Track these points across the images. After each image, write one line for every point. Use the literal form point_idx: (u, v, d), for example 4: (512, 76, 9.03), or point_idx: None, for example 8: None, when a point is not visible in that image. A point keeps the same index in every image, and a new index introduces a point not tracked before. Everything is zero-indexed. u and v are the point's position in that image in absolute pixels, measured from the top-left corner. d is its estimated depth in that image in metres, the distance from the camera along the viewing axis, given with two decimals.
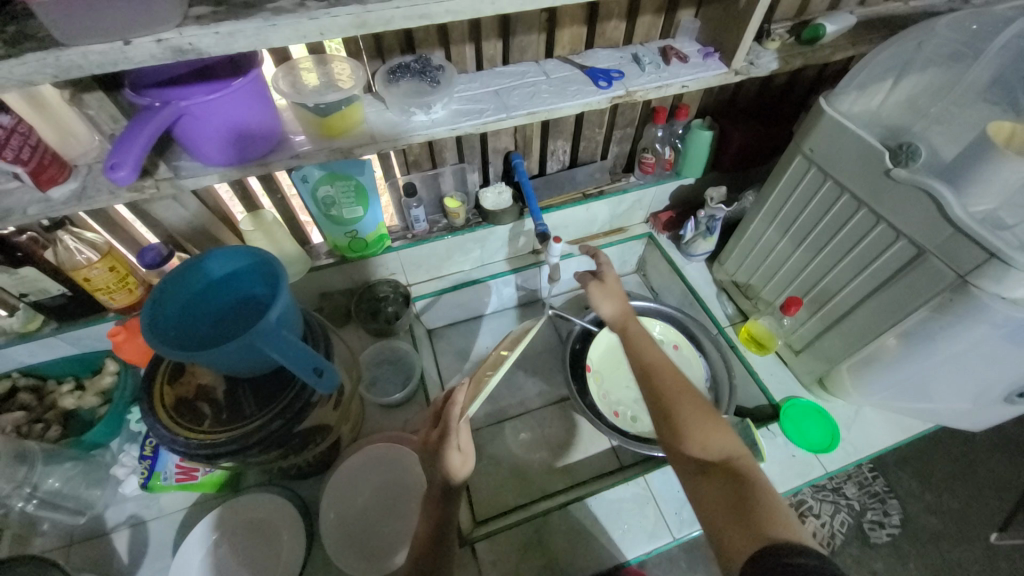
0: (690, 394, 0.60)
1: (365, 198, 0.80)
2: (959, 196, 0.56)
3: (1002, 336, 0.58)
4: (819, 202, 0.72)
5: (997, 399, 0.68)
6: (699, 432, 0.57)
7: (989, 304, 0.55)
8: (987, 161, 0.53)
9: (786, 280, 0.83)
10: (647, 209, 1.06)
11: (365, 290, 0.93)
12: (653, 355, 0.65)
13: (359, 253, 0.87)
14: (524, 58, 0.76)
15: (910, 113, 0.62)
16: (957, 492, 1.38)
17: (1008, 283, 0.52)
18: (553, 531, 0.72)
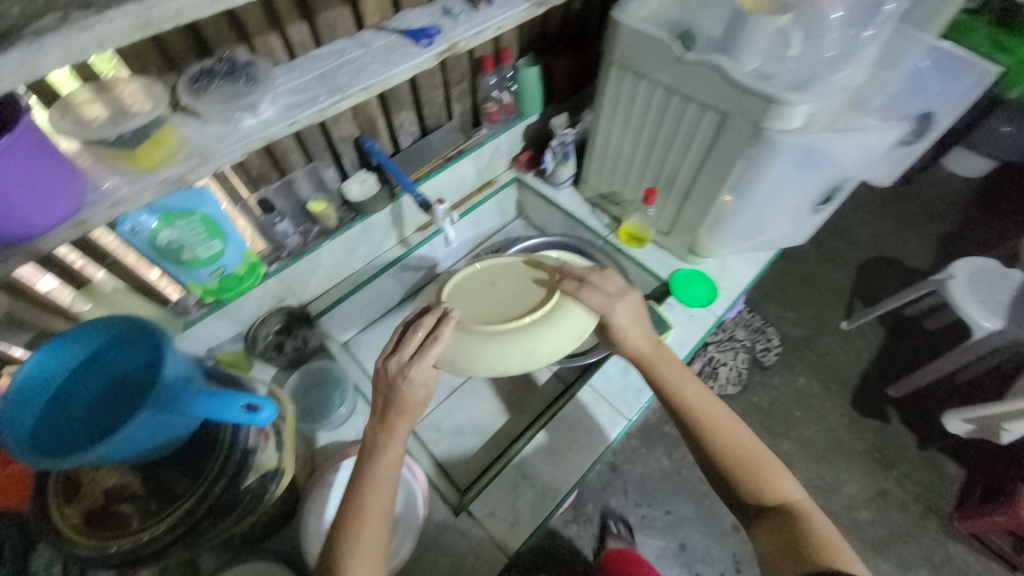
0: (745, 443, 0.68)
1: (219, 230, 0.72)
2: (737, 61, 0.68)
3: (795, 160, 0.75)
4: (645, 102, 0.81)
5: (808, 211, 0.88)
6: (762, 472, 0.66)
7: (779, 140, 0.70)
8: (748, 27, 0.65)
9: (640, 179, 0.95)
10: (507, 155, 1.11)
11: (258, 325, 0.85)
12: (707, 401, 0.71)
13: (235, 291, 0.79)
14: (338, 35, 0.73)
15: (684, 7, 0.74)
16: (806, 302, 1.91)
17: (784, 119, 0.66)
18: (532, 462, 0.77)
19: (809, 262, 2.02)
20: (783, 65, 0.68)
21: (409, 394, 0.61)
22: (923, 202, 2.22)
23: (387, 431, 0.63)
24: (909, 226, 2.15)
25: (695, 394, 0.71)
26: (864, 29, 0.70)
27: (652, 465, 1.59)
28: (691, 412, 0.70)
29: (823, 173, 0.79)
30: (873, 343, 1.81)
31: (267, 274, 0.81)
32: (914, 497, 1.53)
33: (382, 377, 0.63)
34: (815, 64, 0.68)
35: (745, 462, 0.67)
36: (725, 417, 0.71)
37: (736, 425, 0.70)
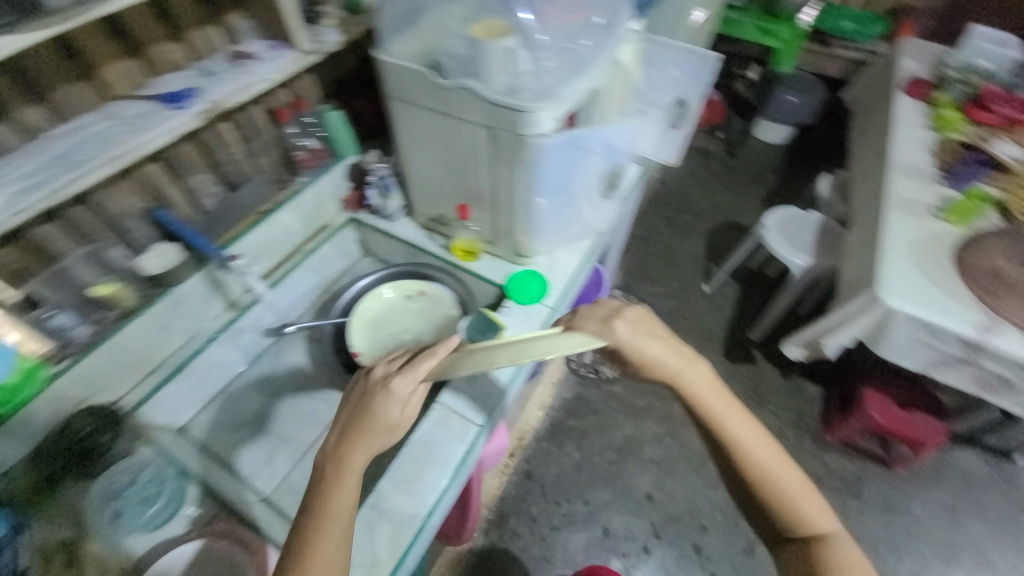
0: (787, 482, 0.69)
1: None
2: (483, 81, 0.76)
3: (564, 156, 0.86)
4: (428, 128, 0.88)
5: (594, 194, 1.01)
6: (801, 511, 0.68)
7: (539, 143, 0.79)
8: (478, 52, 0.74)
9: (452, 196, 1.00)
10: (335, 198, 1.11)
11: (61, 431, 0.76)
12: (752, 434, 0.69)
13: (10, 402, 0.70)
14: (82, 111, 0.70)
15: (433, 39, 0.81)
16: (671, 276, 2.13)
17: (533, 126, 0.75)
18: (387, 495, 0.76)
19: (667, 241, 2.27)
20: (526, 79, 0.77)
21: (388, 410, 0.64)
22: (746, 170, 2.58)
23: (337, 461, 0.62)
24: (740, 192, 2.48)
25: (742, 428, 0.69)
26: (583, 41, 0.84)
27: (563, 461, 1.64)
28: (729, 443, 0.69)
29: (594, 156, 0.92)
30: (730, 298, 2.05)
31: (53, 373, 0.74)
32: (788, 424, 1.73)
33: (364, 385, 0.68)
34: (549, 74, 0.78)
35: (788, 501, 0.68)
36: (771, 449, 0.70)
37: (782, 456, 0.70)
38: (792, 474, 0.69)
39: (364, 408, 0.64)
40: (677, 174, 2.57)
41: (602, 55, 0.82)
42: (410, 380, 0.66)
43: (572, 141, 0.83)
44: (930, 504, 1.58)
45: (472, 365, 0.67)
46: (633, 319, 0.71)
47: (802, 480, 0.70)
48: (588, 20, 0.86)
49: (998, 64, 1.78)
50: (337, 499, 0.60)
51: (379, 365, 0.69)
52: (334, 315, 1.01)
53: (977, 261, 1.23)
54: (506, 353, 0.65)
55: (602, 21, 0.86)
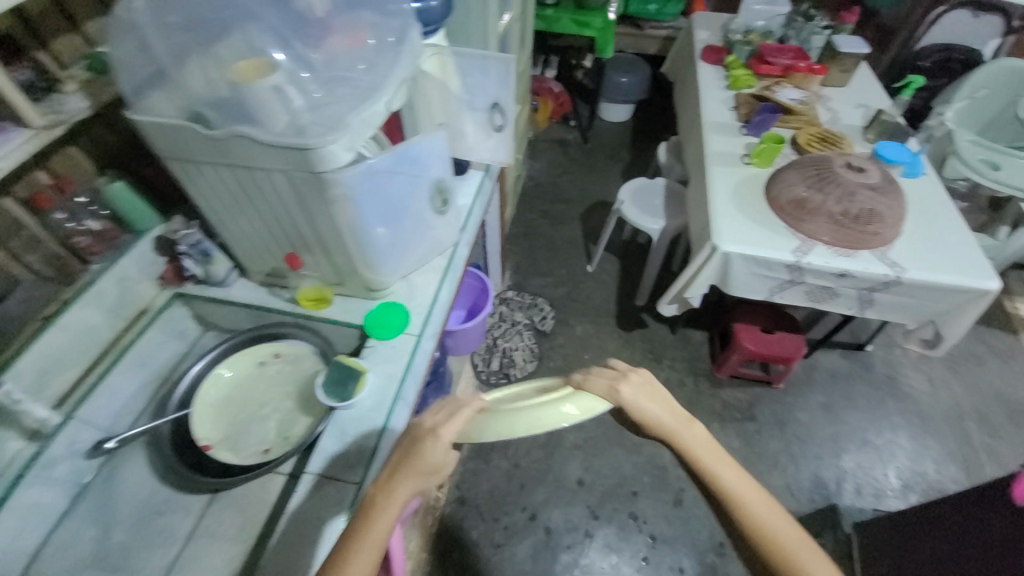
0: (786, 548, 0.63)
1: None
2: (260, 124, 0.70)
3: (376, 187, 0.82)
4: (225, 182, 0.80)
5: (436, 213, 0.99)
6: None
7: (342, 177, 0.75)
8: (243, 95, 0.68)
9: (278, 246, 0.92)
10: (148, 278, 0.97)
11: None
12: (740, 480, 0.66)
13: None
14: None
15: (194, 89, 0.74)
16: (557, 264, 2.21)
17: (326, 161, 0.71)
18: None
19: (546, 231, 2.35)
20: (311, 112, 0.73)
21: (433, 456, 0.61)
22: (603, 150, 2.77)
23: (385, 490, 0.61)
24: (601, 172, 2.65)
25: (727, 473, 0.66)
26: (370, 63, 0.82)
27: (493, 475, 1.62)
28: (713, 487, 0.65)
29: (415, 176, 0.88)
30: (614, 271, 2.18)
31: None
32: (686, 373, 1.87)
33: (410, 432, 0.63)
34: (337, 103, 0.75)
35: (781, 552, 0.62)
36: (773, 514, 0.64)
37: (774, 505, 0.65)
38: (781, 518, 0.64)
39: (408, 454, 0.61)
40: (543, 167, 2.68)
41: (392, 74, 0.80)
42: (446, 446, 0.61)
43: (371, 173, 0.79)
44: (810, 407, 1.80)
45: (492, 427, 0.59)
46: (637, 380, 0.65)
47: (812, 547, 0.63)
48: (372, 41, 0.84)
49: (768, 23, 2.08)
50: (377, 527, 0.60)
51: (427, 414, 0.64)
52: (171, 409, 0.88)
53: (779, 198, 1.39)
54: (516, 420, 0.58)
55: (387, 40, 0.85)
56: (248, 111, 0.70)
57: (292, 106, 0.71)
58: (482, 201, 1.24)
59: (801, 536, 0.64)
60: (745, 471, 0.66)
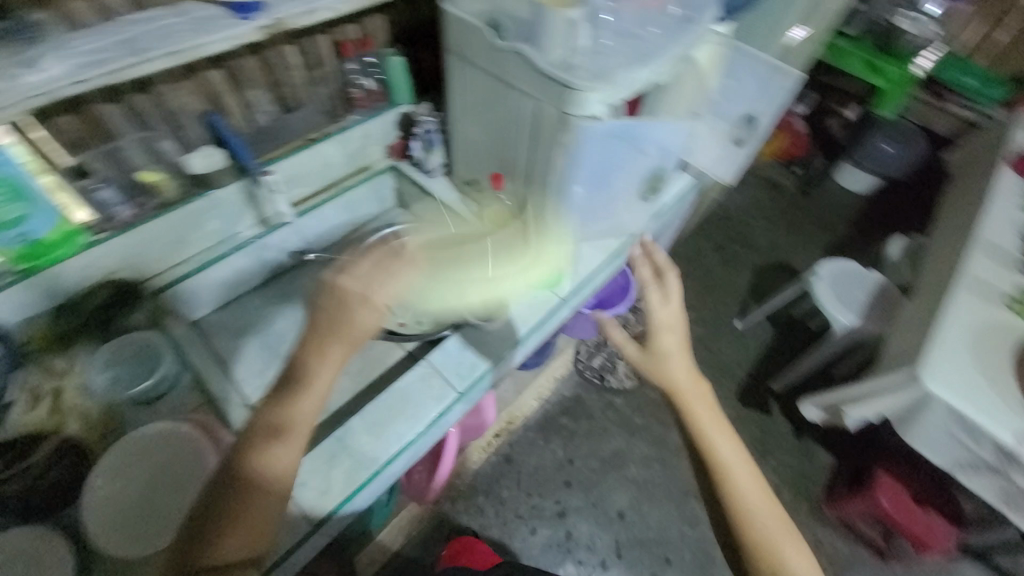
0: (761, 506, 0.73)
1: (23, 192, 0.72)
2: (541, 49, 0.73)
3: (603, 147, 0.82)
4: (480, 90, 0.86)
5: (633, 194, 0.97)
6: (769, 546, 0.70)
7: (584, 126, 0.75)
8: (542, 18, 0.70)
9: (490, 163, 0.98)
10: (381, 142, 1.13)
11: (82, 296, 0.81)
12: (744, 472, 0.76)
13: (45, 258, 0.76)
14: (159, 4, 0.74)
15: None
16: (706, 303, 2.05)
17: (580, 105, 0.72)
18: (355, 433, 0.78)
19: (711, 264, 2.18)
20: (585, 55, 0.73)
21: (351, 311, 0.69)
22: (816, 214, 2.43)
23: (303, 374, 0.66)
24: (803, 235, 2.34)
25: (734, 460, 0.76)
26: (656, 30, 0.79)
27: (546, 456, 1.63)
28: (716, 469, 0.76)
29: (635, 153, 0.88)
30: (762, 340, 1.95)
31: (88, 244, 0.79)
32: (787, 483, 1.64)
33: (336, 296, 0.69)
34: (610, 56, 0.75)
35: (767, 549, 0.70)
36: (753, 481, 0.75)
37: (772, 501, 0.74)
38: (776, 515, 0.72)
39: (344, 312, 0.69)
40: (742, 201, 2.44)
41: (670, 48, 0.78)
42: (378, 299, 0.71)
43: (609, 133, 0.79)
44: None
45: (432, 299, 0.93)
46: (668, 299, 0.92)
47: (781, 519, 0.72)
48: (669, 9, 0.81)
49: None
50: (300, 408, 0.64)
51: (353, 280, 0.71)
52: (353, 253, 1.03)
53: None
54: (461, 295, 0.93)
55: (680, 14, 0.82)
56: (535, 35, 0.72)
57: (575, 44, 0.72)
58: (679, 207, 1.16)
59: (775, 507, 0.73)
60: (734, 436, 0.79)
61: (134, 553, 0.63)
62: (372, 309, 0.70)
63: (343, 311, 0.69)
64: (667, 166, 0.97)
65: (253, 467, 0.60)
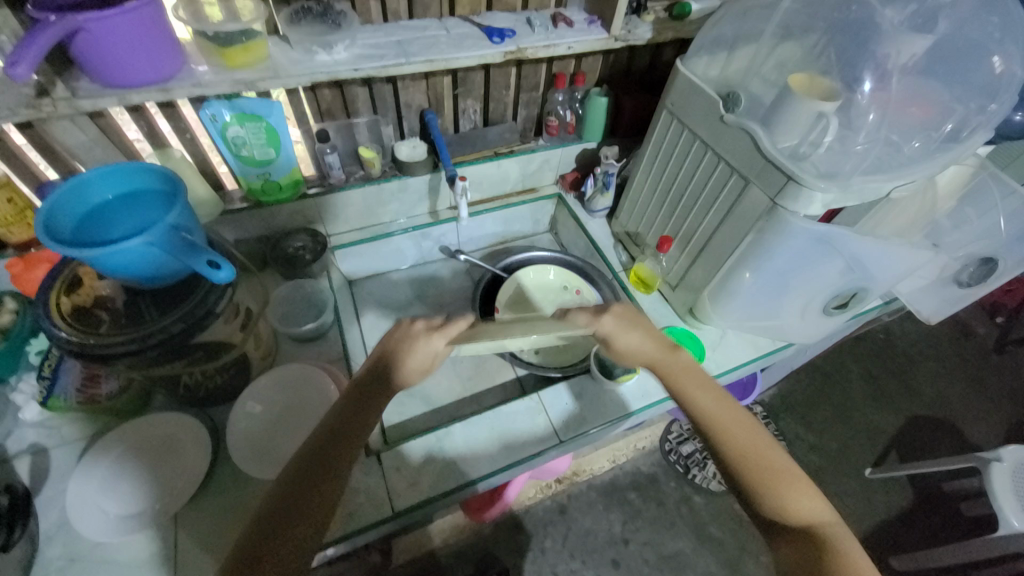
0: (761, 442, 0.63)
1: (276, 140, 0.84)
2: (772, 134, 0.69)
3: (807, 248, 0.75)
4: (683, 153, 0.84)
5: (811, 303, 0.87)
6: (777, 494, 0.59)
7: (793, 222, 0.69)
8: (784, 104, 0.67)
9: (661, 224, 0.96)
10: (557, 171, 1.16)
11: (288, 236, 0.94)
12: (731, 417, 0.65)
13: (274, 197, 0.90)
14: (429, 15, 0.84)
15: (736, 73, 0.77)
16: (833, 434, 1.78)
17: (800, 201, 0.66)
18: (454, 441, 0.79)
19: (852, 392, 1.89)
20: (820, 147, 0.68)
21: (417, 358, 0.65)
22: (1009, 381, 1.99)
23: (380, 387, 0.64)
24: (983, 399, 1.92)
25: (724, 412, 0.66)
26: (916, 141, 0.70)
27: (600, 524, 1.53)
28: (708, 422, 0.65)
29: (837, 261, 0.78)
30: (893, 503, 1.63)
31: (304, 194, 0.92)
32: None
33: (399, 342, 0.67)
34: (852, 157, 0.68)
35: (771, 475, 0.60)
36: (744, 423, 0.65)
37: (764, 435, 0.64)
38: (773, 457, 0.62)
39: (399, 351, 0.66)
40: (914, 334, 2.08)
41: (923, 165, 0.69)
42: (434, 348, 0.66)
43: (821, 236, 0.72)
44: None
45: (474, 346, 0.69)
46: (619, 312, 0.73)
47: (772, 446, 0.63)
48: (936, 120, 0.71)
49: None
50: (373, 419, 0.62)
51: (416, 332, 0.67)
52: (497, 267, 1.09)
53: None
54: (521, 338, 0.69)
55: (949, 129, 0.72)
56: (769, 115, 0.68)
57: (815, 136, 0.67)
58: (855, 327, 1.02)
59: (765, 433, 0.64)
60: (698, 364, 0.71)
61: (252, 470, 0.71)
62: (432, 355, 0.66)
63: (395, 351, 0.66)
64: (867, 287, 0.86)
65: (338, 444, 0.59)
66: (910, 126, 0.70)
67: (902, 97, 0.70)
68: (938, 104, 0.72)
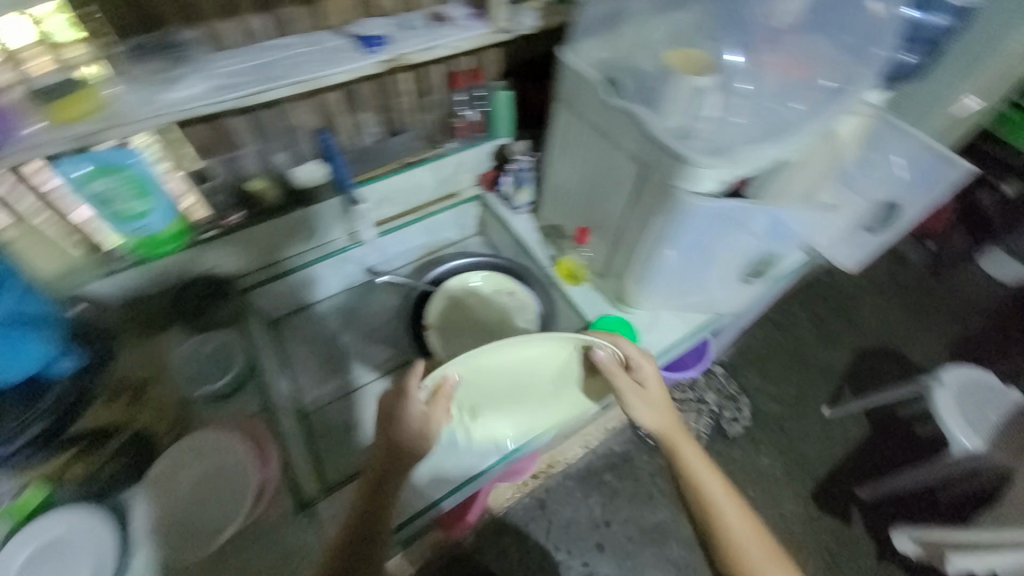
0: (736, 508, 0.76)
1: (147, 191, 0.77)
2: (658, 113, 0.67)
3: (711, 225, 0.75)
4: (583, 140, 0.82)
5: (732, 274, 0.88)
6: (749, 560, 0.72)
7: (691, 200, 0.69)
8: (664, 82, 0.65)
9: (578, 213, 0.94)
10: (474, 171, 1.13)
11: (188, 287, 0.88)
12: (719, 488, 0.77)
13: (157, 252, 0.83)
14: (295, 31, 0.78)
15: (618, 52, 0.75)
16: (790, 381, 1.84)
17: (692, 179, 0.65)
18: (384, 476, 0.80)
19: (803, 337, 1.96)
20: (704, 123, 0.67)
21: (409, 418, 0.70)
22: (945, 300, 2.09)
23: (396, 455, 0.71)
24: (923, 322, 2.02)
25: (722, 497, 0.76)
26: (797, 101, 0.70)
27: (582, 510, 1.54)
28: (697, 488, 0.77)
29: (747, 233, 0.79)
30: (852, 436, 1.71)
31: (192, 241, 0.86)
32: None
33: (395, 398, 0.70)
34: (735, 128, 0.67)
35: (743, 544, 0.73)
36: (725, 490, 0.78)
37: (740, 505, 0.77)
38: (755, 526, 0.75)
39: (393, 415, 0.70)
40: (854, 271, 2.16)
41: (809, 125, 0.69)
42: (434, 415, 0.71)
43: (721, 212, 0.72)
44: None
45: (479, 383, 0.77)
46: (646, 374, 0.79)
47: (747, 515, 0.76)
48: (815, 78, 0.71)
49: None
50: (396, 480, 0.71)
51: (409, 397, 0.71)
52: (424, 281, 1.03)
53: None
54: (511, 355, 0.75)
55: (832, 85, 0.71)
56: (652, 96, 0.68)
57: (699, 111, 0.66)
58: (781, 283, 1.04)
59: (740, 501, 0.77)
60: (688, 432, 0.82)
61: (170, 550, 0.75)
62: (436, 411, 0.72)
63: (390, 414, 0.71)
64: (780, 251, 0.87)
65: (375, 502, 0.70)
66: (790, 87, 0.70)
67: (777, 60, 0.70)
68: (816, 60, 0.72)
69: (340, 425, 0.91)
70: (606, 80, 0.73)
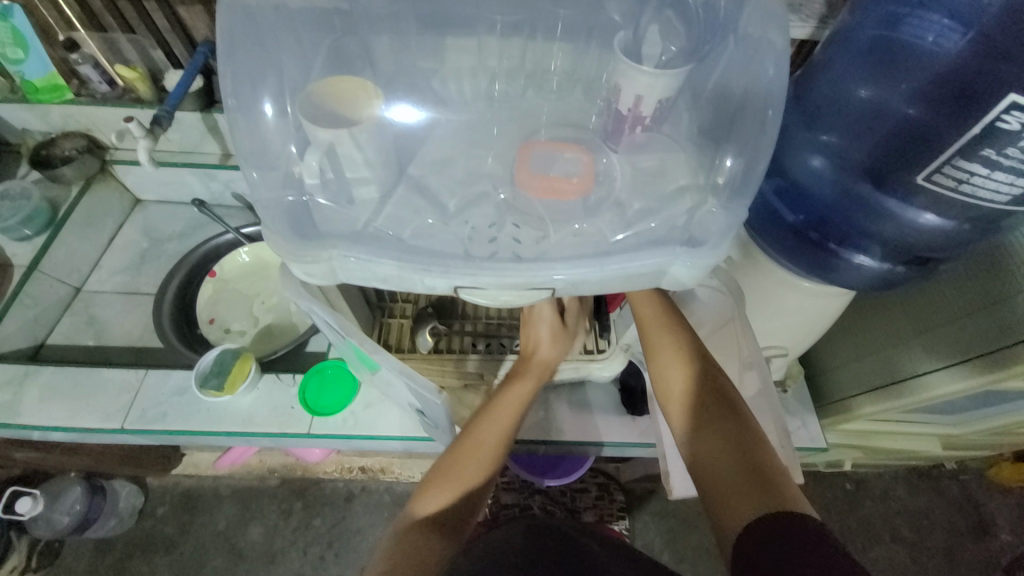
0: (754, 471, 0.51)
1: (24, 43, 0.83)
2: (262, 153, 0.47)
3: (331, 327, 0.58)
4: None
5: (417, 412, 0.66)
6: (722, 501, 0.50)
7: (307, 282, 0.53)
8: (286, 116, 0.47)
9: None
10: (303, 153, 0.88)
11: (61, 137, 0.97)
12: (715, 444, 0.54)
13: (33, 96, 0.90)
14: None
15: (361, 60, 0.56)
16: (697, 565, 1.42)
17: None
18: (32, 387, 0.77)
19: None
20: (399, 206, 0.51)
21: (547, 326, 0.68)
22: None
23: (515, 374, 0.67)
24: None
25: (743, 450, 0.53)
26: (559, 237, 0.49)
27: (374, 528, 1.42)
28: (704, 476, 0.53)
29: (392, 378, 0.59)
30: None
31: (66, 99, 0.91)
32: None
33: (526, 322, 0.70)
34: (441, 229, 0.50)
35: (729, 470, 0.52)
36: (724, 441, 0.54)
37: (773, 463, 0.51)
38: (742, 430, 0.54)
39: (533, 325, 0.69)
40: (909, 504, 1.46)
41: (490, 271, 0.46)
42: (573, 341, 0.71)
43: (327, 321, 0.57)
44: None
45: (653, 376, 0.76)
46: (703, 399, 0.58)
47: (746, 447, 0.53)
48: (593, 202, 0.51)
49: None
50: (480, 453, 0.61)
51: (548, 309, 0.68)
52: (239, 230, 0.97)
53: None
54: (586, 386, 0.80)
55: (637, 227, 0.49)
56: (292, 141, 0.47)
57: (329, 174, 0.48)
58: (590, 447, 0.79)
59: (776, 460, 0.52)
60: (704, 422, 0.56)
61: None
62: (537, 324, 0.69)
63: (535, 325, 0.69)
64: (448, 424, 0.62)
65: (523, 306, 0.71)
66: (560, 208, 0.50)
67: (540, 194, 0.50)
68: (612, 192, 0.52)
69: (94, 331, 0.94)
70: (275, 77, 0.49)
